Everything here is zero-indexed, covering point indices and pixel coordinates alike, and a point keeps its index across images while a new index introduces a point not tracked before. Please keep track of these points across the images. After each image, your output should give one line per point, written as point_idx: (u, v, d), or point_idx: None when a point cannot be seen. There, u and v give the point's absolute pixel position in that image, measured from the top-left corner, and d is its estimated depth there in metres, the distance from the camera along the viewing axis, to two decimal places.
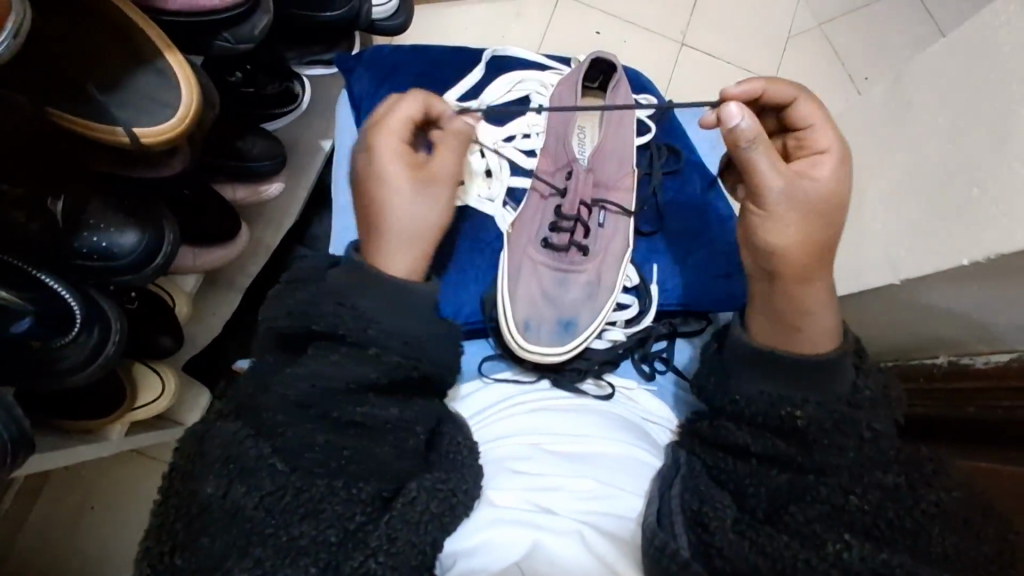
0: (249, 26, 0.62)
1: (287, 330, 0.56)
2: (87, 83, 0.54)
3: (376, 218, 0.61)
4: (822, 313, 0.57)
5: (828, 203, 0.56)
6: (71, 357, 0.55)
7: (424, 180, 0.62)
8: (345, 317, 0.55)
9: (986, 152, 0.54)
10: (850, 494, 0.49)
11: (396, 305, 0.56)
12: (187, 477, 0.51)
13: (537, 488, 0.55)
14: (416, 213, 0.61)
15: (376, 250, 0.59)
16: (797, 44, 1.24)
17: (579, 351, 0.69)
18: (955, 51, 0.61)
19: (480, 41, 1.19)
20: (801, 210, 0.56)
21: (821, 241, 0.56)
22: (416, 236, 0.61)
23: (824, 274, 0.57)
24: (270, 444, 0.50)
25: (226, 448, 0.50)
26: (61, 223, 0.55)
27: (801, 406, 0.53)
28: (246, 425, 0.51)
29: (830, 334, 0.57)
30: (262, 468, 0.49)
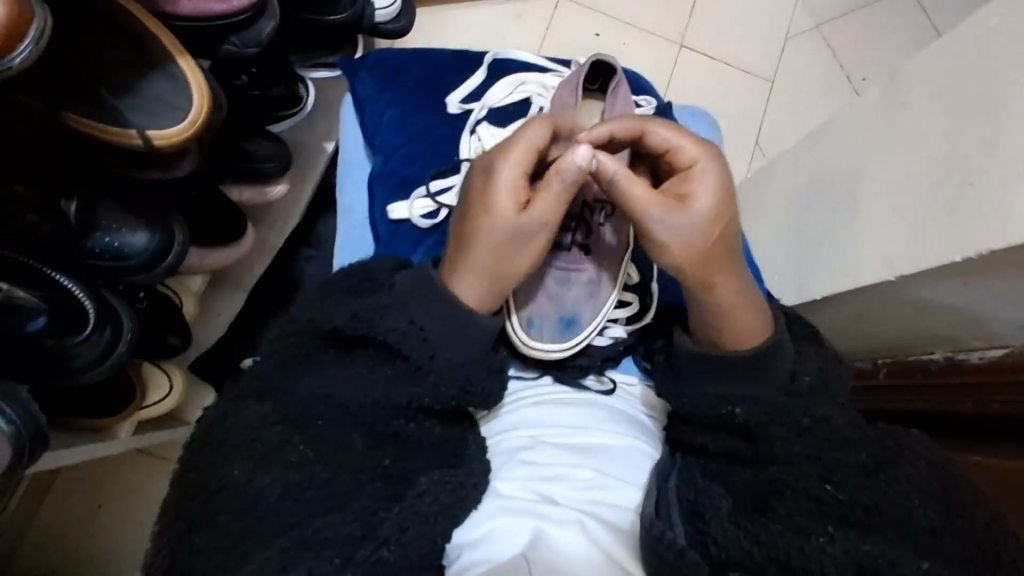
0: (257, 30, 0.64)
1: (329, 325, 0.58)
2: (99, 86, 0.55)
3: (463, 245, 0.60)
4: (741, 312, 0.60)
5: (707, 226, 0.58)
6: (84, 355, 0.56)
7: (535, 209, 0.58)
8: (394, 326, 0.57)
9: (982, 151, 0.55)
10: (826, 483, 0.54)
11: (448, 316, 0.58)
12: (207, 453, 0.53)
13: (539, 479, 0.55)
14: (513, 243, 0.59)
15: (453, 273, 0.60)
16: (795, 45, 1.26)
17: (580, 347, 0.69)
18: (951, 52, 0.62)
19: (482, 43, 1.20)
20: (687, 236, 0.58)
21: (706, 260, 0.59)
22: (502, 270, 0.60)
23: (728, 280, 0.60)
24: (299, 433, 0.53)
25: (252, 433, 0.53)
26: (74, 223, 0.56)
27: (779, 413, 0.57)
28: (277, 410, 0.54)
29: (753, 331, 0.60)
30: (291, 453, 0.52)
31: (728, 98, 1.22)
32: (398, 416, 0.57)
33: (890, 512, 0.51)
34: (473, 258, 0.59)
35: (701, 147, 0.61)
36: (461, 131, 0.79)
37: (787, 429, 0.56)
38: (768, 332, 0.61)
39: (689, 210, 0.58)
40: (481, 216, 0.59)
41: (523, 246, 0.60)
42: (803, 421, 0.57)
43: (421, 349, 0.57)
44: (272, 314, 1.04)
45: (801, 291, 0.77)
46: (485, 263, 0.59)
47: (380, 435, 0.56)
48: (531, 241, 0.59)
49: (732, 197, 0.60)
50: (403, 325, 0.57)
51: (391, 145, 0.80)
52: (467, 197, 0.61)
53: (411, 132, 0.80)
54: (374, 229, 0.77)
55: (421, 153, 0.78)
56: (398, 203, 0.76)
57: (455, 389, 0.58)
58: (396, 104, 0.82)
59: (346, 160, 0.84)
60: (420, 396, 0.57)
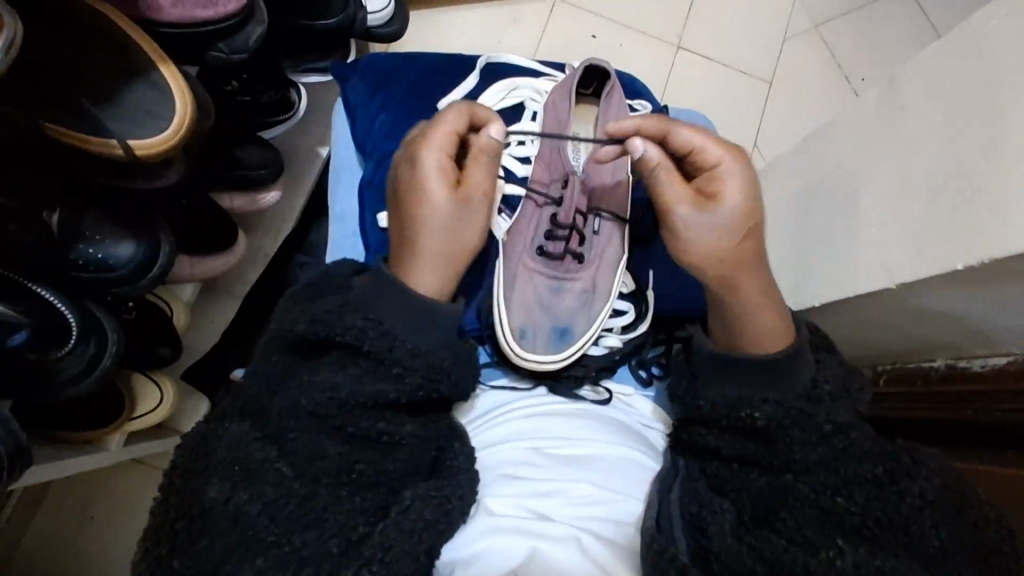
0: (244, 36, 0.63)
1: (296, 332, 0.56)
2: (81, 96, 0.54)
3: (409, 236, 0.59)
4: (767, 312, 0.59)
5: (740, 221, 0.58)
6: (69, 369, 0.55)
7: (468, 189, 0.60)
8: (351, 324, 0.55)
9: (981, 156, 0.54)
10: (836, 497, 0.53)
11: (404, 307, 0.56)
12: (189, 478, 0.53)
13: (532, 493, 0.54)
14: (455, 222, 0.60)
15: (407, 267, 0.59)
16: (793, 45, 1.25)
17: (574, 358, 0.68)
18: (950, 54, 0.61)
19: (477, 46, 1.19)
20: (712, 231, 0.58)
21: (732, 256, 0.58)
22: (450, 248, 0.59)
23: (752, 277, 0.59)
24: (276, 448, 0.52)
25: (231, 451, 0.52)
26: (57, 234, 0.55)
27: (789, 423, 0.55)
28: (254, 428, 0.53)
29: (774, 333, 0.58)
30: (269, 471, 0.51)
31: (726, 100, 1.21)
32: (374, 416, 0.54)
33: (885, 525, 0.51)
34: (426, 241, 0.59)
35: (722, 146, 0.62)
36: None
37: (785, 439, 0.55)
38: (790, 339, 0.59)
39: (722, 206, 0.58)
40: (417, 206, 0.59)
41: (470, 220, 0.61)
42: (814, 427, 0.55)
43: (388, 348, 0.55)
44: (264, 321, 1.02)
45: (799, 297, 0.76)
46: (438, 244, 0.59)
47: (358, 444, 0.54)
48: (467, 218, 0.60)
49: (759, 196, 0.60)
50: (360, 323, 0.55)
51: (382, 151, 0.79)
52: (398, 196, 0.62)
53: (402, 138, 0.79)
54: (364, 237, 0.76)
55: None
56: None
57: (438, 400, 0.57)
58: (388, 110, 0.81)
59: (337, 166, 0.83)
60: (384, 394, 0.54)
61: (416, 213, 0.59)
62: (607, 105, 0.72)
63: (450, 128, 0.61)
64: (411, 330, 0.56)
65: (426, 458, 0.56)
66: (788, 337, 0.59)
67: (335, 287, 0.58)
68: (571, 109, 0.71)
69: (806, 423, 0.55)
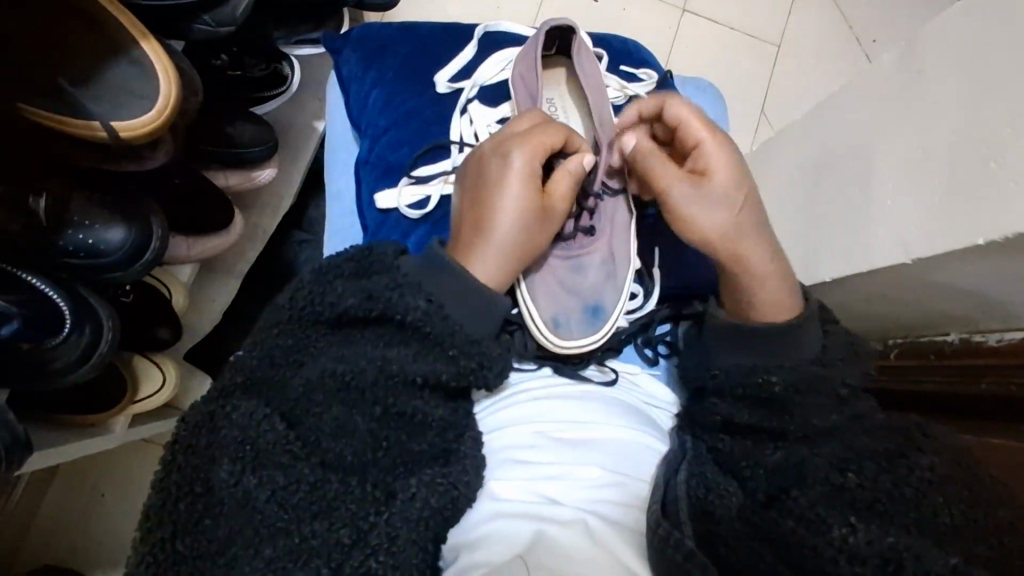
0: (231, 7, 0.59)
1: (337, 305, 0.55)
2: (58, 76, 0.52)
3: (481, 228, 0.59)
4: (770, 282, 0.58)
5: (733, 198, 0.59)
6: (65, 357, 0.54)
7: (552, 198, 0.62)
8: (414, 305, 0.55)
9: (1002, 125, 0.52)
10: (846, 472, 0.52)
11: (468, 296, 0.56)
12: (189, 451, 0.52)
13: (539, 476, 0.54)
14: (530, 222, 0.59)
15: (466, 252, 0.58)
16: (803, 6, 1.20)
17: (611, 332, 0.67)
18: (975, 16, 0.57)
19: (475, 11, 1.14)
20: (712, 208, 0.58)
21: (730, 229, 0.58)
22: (519, 246, 0.59)
23: (750, 250, 0.58)
24: (294, 435, 0.52)
25: (243, 430, 0.51)
26: (44, 222, 0.54)
27: (803, 415, 0.55)
28: (264, 402, 0.53)
29: (783, 303, 0.58)
30: (280, 453, 0.51)
31: (733, 65, 1.17)
32: (409, 394, 0.55)
33: (899, 500, 0.50)
34: (500, 240, 0.58)
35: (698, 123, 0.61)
36: (451, 111, 0.76)
37: (810, 409, 0.55)
38: (797, 310, 0.59)
39: (715, 185, 0.59)
40: (499, 200, 0.59)
41: (543, 234, 0.61)
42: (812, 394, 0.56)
43: (445, 327, 0.55)
44: (264, 299, 1.01)
45: (810, 273, 0.73)
46: (511, 237, 0.59)
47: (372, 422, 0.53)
48: (544, 224, 0.61)
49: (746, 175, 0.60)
50: (422, 305, 0.55)
51: (377, 128, 0.76)
52: (477, 186, 0.61)
53: (397, 114, 0.76)
54: (362, 218, 0.74)
55: (410, 136, 0.75)
56: (385, 191, 0.73)
57: (472, 363, 0.55)
58: (381, 84, 0.78)
59: (333, 143, 0.81)
60: (439, 372, 0.54)
61: (493, 204, 0.59)
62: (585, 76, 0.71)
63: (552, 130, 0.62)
64: (470, 313, 0.56)
65: (444, 442, 0.55)
66: (798, 304, 0.59)
67: (387, 267, 0.57)
68: (542, 86, 0.70)
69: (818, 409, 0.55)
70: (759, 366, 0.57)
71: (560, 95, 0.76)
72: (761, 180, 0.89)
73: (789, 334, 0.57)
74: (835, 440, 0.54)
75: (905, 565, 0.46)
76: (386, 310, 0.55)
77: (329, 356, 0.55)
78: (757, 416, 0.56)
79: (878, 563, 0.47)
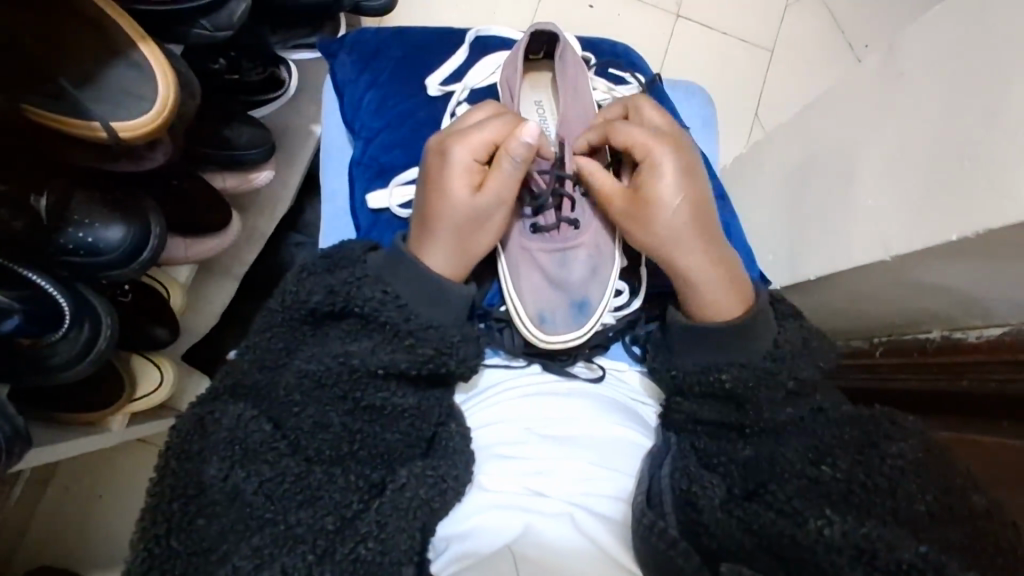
0: (228, 12, 0.61)
1: (306, 303, 0.57)
2: (58, 77, 0.53)
3: (425, 225, 0.60)
4: (714, 283, 0.60)
5: (666, 212, 0.60)
6: (62, 354, 0.55)
7: (490, 190, 0.60)
8: (371, 295, 0.56)
9: (976, 125, 0.54)
10: (821, 466, 0.53)
11: (422, 286, 0.57)
12: (181, 447, 0.53)
13: (528, 471, 0.55)
14: (468, 218, 0.60)
15: (418, 247, 0.60)
16: (795, 11, 1.22)
17: (594, 329, 0.68)
18: (952, 20, 0.59)
19: (471, 17, 1.16)
20: (653, 220, 0.60)
21: (695, 219, 0.60)
22: (463, 242, 0.60)
23: (686, 259, 0.60)
24: (276, 431, 0.54)
25: (230, 431, 0.52)
26: (45, 220, 0.55)
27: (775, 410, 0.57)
28: (253, 407, 0.54)
29: (726, 303, 0.60)
30: (266, 451, 0.52)
31: (725, 69, 1.19)
32: (374, 386, 0.56)
33: (878, 491, 0.51)
34: (438, 234, 0.59)
35: (653, 135, 0.63)
36: (442, 114, 0.77)
37: (774, 396, 0.58)
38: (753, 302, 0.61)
39: (649, 199, 0.61)
40: (438, 198, 0.60)
41: (484, 226, 0.61)
42: (789, 389, 0.58)
43: (401, 315, 0.56)
44: (260, 301, 1.03)
45: (795, 271, 0.75)
46: (452, 233, 0.59)
47: (354, 423, 0.56)
48: (487, 218, 0.61)
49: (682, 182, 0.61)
50: (379, 295, 0.56)
51: (370, 130, 0.78)
52: (424, 180, 0.62)
53: (390, 117, 0.78)
54: (356, 219, 0.75)
55: (403, 138, 0.76)
56: (377, 191, 0.74)
57: (430, 349, 0.56)
58: (375, 88, 0.79)
59: (327, 145, 0.83)
60: (397, 362, 0.56)
61: (434, 202, 0.60)
62: (562, 68, 0.72)
63: (490, 126, 0.61)
64: (425, 303, 0.57)
65: (423, 432, 0.57)
66: (751, 293, 0.62)
67: (351, 262, 0.59)
68: (522, 80, 0.71)
69: (784, 409, 0.57)
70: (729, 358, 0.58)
71: (549, 98, 0.77)
72: (749, 180, 0.90)
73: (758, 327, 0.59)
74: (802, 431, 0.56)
75: (878, 554, 0.46)
76: (347, 302, 0.57)
77: (320, 354, 0.56)
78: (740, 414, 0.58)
79: (854, 555, 0.47)
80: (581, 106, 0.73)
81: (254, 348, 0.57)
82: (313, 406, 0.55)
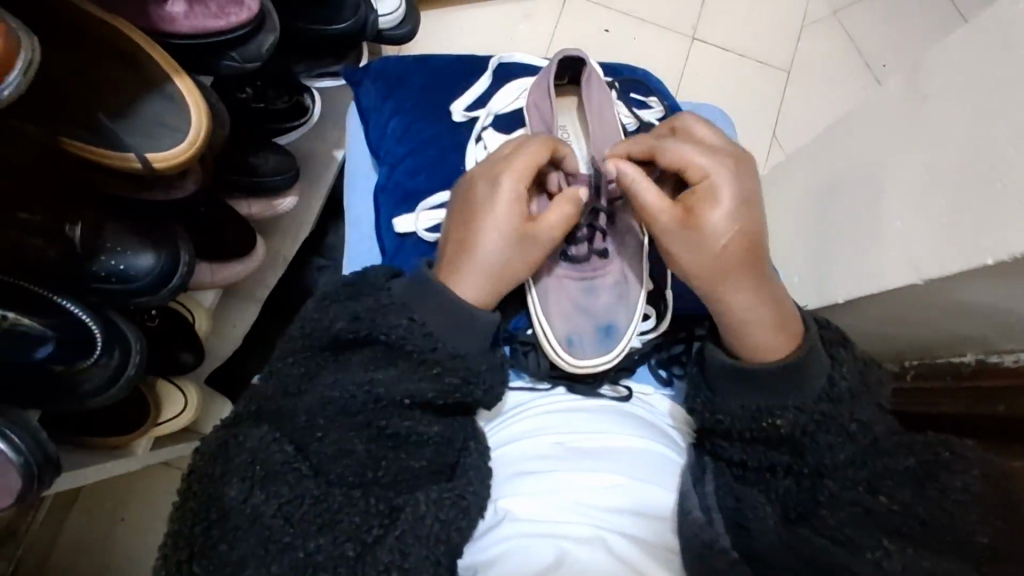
0: (256, 44, 0.63)
1: (330, 329, 0.58)
2: (98, 111, 0.55)
3: (466, 248, 0.61)
4: (761, 325, 0.56)
5: (725, 244, 0.57)
6: (94, 378, 0.56)
7: (541, 227, 0.62)
8: (396, 323, 0.57)
9: (1004, 146, 0.53)
10: (877, 495, 0.51)
11: (451, 315, 0.58)
12: (205, 471, 0.53)
13: (561, 495, 0.53)
14: (509, 249, 0.61)
15: (454, 270, 0.60)
16: (812, 33, 1.22)
17: (623, 354, 0.68)
18: (975, 43, 0.59)
19: (490, 44, 1.18)
20: (696, 251, 0.58)
21: (726, 261, 0.57)
22: (500, 270, 0.60)
23: (744, 299, 0.57)
24: (296, 452, 0.53)
25: (252, 452, 0.52)
26: (79, 248, 0.56)
27: (778, 415, 0.54)
28: (275, 429, 0.53)
29: (779, 340, 0.56)
30: (287, 472, 0.51)
31: (744, 90, 1.19)
32: (399, 416, 0.56)
33: (916, 524, 0.49)
34: (482, 256, 0.60)
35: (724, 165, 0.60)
36: (466, 139, 0.78)
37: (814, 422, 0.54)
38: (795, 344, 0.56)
39: (712, 221, 0.57)
40: (480, 227, 0.61)
41: (526, 256, 0.62)
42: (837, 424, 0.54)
43: (427, 343, 0.57)
44: (281, 325, 1.03)
45: (822, 294, 0.75)
46: (494, 262, 0.60)
47: (376, 449, 0.55)
48: (536, 252, 0.62)
49: (745, 226, 0.58)
50: (404, 322, 0.57)
51: (396, 156, 0.79)
52: (464, 208, 0.63)
53: (414, 142, 0.79)
54: (381, 241, 0.76)
55: (427, 163, 0.77)
56: (403, 216, 0.75)
57: (456, 379, 0.57)
58: (400, 114, 0.81)
59: (352, 171, 0.84)
60: (424, 391, 0.56)
61: (477, 230, 0.61)
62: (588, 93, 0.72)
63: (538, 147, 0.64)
64: (453, 332, 0.58)
65: (446, 458, 0.57)
66: (797, 337, 0.56)
67: (376, 289, 0.60)
68: (551, 106, 0.72)
69: (828, 436, 0.53)
70: (765, 401, 0.55)
71: (574, 122, 0.77)
72: (770, 203, 0.90)
73: (811, 359, 0.55)
74: (840, 437, 0.53)
75: None
76: (370, 330, 0.57)
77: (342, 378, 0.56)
78: (763, 428, 0.55)
79: None
80: (607, 128, 0.73)
81: (277, 375, 0.58)
82: (336, 433, 0.54)
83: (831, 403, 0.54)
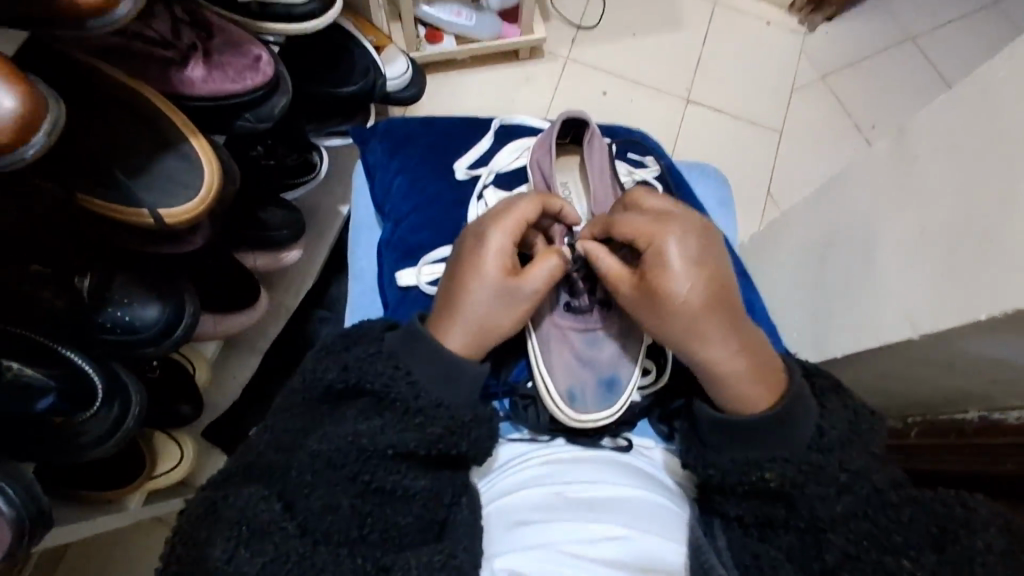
0: (271, 105, 0.67)
1: (323, 380, 0.59)
2: (114, 168, 0.57)
3: (450, 305, 0.61)
4: (745, 380, 0.56)
5: (682, 309, 0.57)
6: (92, 431, 0.56)
7: (527, 278, 0.62)
8: (381, 371, 0.57)
9: (993, 207, 0.55)
10: (902, 559, 0.49)
11: (436, 366, 0.58)
12: (191, 529, 0.51)
13: (558, 553, 0.52)
14: (495, 303, 0.61)
15: (443, 326, 0.61)
16: (802, 96, 1.27)
17: (624, 408, 0.68)
18: (958, 108, 0.61)
19: (492, 106, 1.23)
20: (660, 318, 0.58)
21: (690, 325, 0.56)
22: (484, 325, 0.61)
23: (725, 359, 0.56)
24: (282, 508, 0.52)
25: (239, 511, 0.51)
26: (86, 299, 0.58)
27: (768, 467, 0.54)
28: (264, 486, 0.53)
29: (762, 393, 0.56)
30: (274, 531, 0.51)
31: (737, 149, 1.23)
32: (386, 469, 0.55)
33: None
34: (469, 312, 0.61)
35: (678, 228, 0.60)
36: (469, 196, 0.81)
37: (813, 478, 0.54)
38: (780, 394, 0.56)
39: (665, 287, 0.57)
40: (469, 282, 0.61)
41: (512, 309, 0.62)
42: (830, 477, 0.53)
43: (411, 392, 0.57)
44: (280, 377, 1.03)
45: (821, 349, 0.75)
46: (479, 316, 0.61)
47: (369, 505, 0.54)
48: (524, 303, 0.62)
49: (702, 287, 0.57)
50: (391, 371, 0.58)
51: (400, 212, 0.81)
52: (455, 263, 0.64)
53: (418, 199, 0.81)
54: (384, 295, 0.78)
55: (430, 219, 0.79)
56: (407, 269, 0.76)
57: (439, 429, 0.57)
58: (405, 172, 0.83)
59: (357, 225, 0.86)
60: (407, 440, 0.56)
61: (465, 284, 0.61)
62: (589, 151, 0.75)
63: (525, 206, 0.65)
64: (440, 383, 0.58)
65: (435, 515, 0.57)
66: (783, 386, 0.57)
67: (370, 340, 0.60)
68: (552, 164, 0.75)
69: (822, 492, 0.53)
70: (766, 458, 0.54)
71: (575, 179, 0.80)
72: (766, 259, 0.92)
73: (798, 411, 0.55)
74: (827, 495, 0.53)
75: None
76: (359, 378, 0.58)
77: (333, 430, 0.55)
78: (753, 481, 0.55)
79: None
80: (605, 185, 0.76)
81: (271, 430, 0.57)
82: (324, 487, 0.54)
83: (819, 453, 0.55)
